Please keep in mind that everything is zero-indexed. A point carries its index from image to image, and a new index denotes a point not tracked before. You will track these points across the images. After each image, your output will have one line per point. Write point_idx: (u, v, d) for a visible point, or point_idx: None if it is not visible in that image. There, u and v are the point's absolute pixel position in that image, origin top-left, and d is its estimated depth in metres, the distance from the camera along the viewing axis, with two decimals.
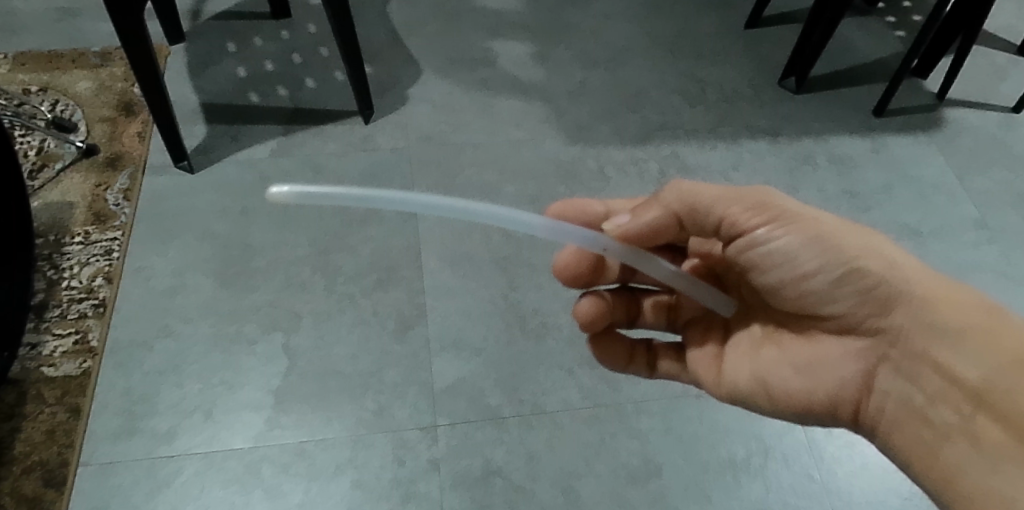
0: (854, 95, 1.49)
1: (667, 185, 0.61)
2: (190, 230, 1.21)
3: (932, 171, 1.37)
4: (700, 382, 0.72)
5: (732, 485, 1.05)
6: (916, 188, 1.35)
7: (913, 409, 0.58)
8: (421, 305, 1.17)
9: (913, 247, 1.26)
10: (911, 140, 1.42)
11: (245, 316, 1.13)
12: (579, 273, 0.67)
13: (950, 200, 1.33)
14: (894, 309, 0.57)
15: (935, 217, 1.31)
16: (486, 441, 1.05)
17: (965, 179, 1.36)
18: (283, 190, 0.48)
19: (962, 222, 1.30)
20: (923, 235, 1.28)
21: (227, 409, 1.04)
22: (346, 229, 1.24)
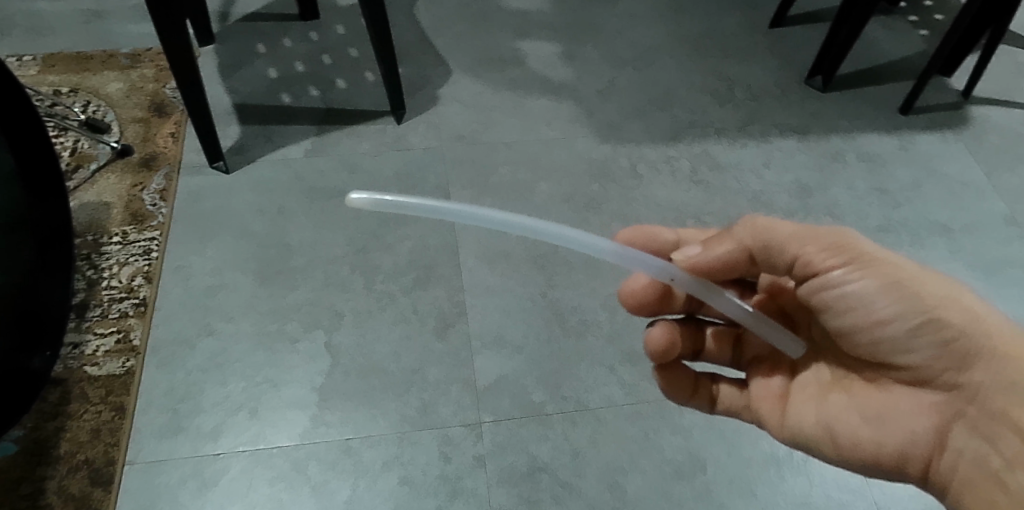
0: (881, 93, 1.50)
1: (741, 220, 0.63)
2: (228, 229, 1.22)
3: (961, 168, 1.38)
4: (762, 423, 0.71)
5: (776, 481, 1.04)
6: (946, 184, 1.35)
7: (988, 471, 0.57)
8: (461, 303, 1.16)
9: (947, 244, 1.26)
10: (939, 137, 1.43)
11: (287, 314, 1.13)
12: (646, 300, 0.68)
13: (980, 196, 1.34)
14: (972, 364, 0.58)
15: (967, 213, 1.31)
16: (531, 438, 1.04)
17: (994, 175, 1.37)
18: (365, 198, 0.51)
19: (994, 218, 1.31)
20: (956, 231, 1.29)
21: (272, 406, 1.04)
22: (382, 227, 1.23)
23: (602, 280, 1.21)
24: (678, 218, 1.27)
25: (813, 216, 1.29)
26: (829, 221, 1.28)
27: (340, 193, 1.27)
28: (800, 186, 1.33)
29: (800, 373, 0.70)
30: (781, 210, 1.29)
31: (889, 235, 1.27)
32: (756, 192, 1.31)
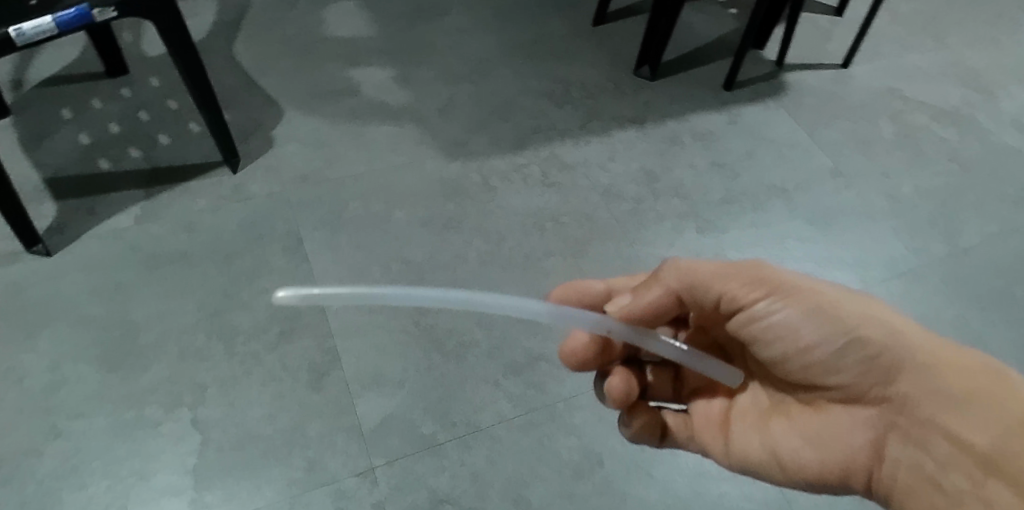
0: (703, 75, 1.60)
1: (665, 264, 0.66)
2: (60, 317, 1.10)
3: (784, 131, 1.51)
4: (708, 452, 0.74)
5: (670, 458, 1.09)
6: (773, 149, 1.47)
7: (924, 476, 0.60)
8: (332, 349, 1.11)
9: (784, 206, 1.38)
10: (761, 107, 1.55)
11: (143, 398, 1.03)
12: (586, 357, 0.69)
13: (805, 155, 1.47)
14: (898, 376, 0.60)
15: (796, 172, 1.44)
16: (428, 471, 1.02)
17: (814, 134, 1.51)
18: (287, 294, 0.54)
19: (819, 173, 1.44)
20: (789, 192, 1.40)
21: (142, 501, 0.95)
22: (235, 285, 1.16)
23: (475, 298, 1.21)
24: (537, 223, 1.30)
25: (662, 199, 1.37)
26: (677, 201, 1.37)
27: (183, 256, 1.18)
28: (645, 173, 1.40)
29: (739, 397, 0.74)
30: (631, 199, 1.36)
31: (733, 205, 1.37)
32: (606, 186, 1.37)
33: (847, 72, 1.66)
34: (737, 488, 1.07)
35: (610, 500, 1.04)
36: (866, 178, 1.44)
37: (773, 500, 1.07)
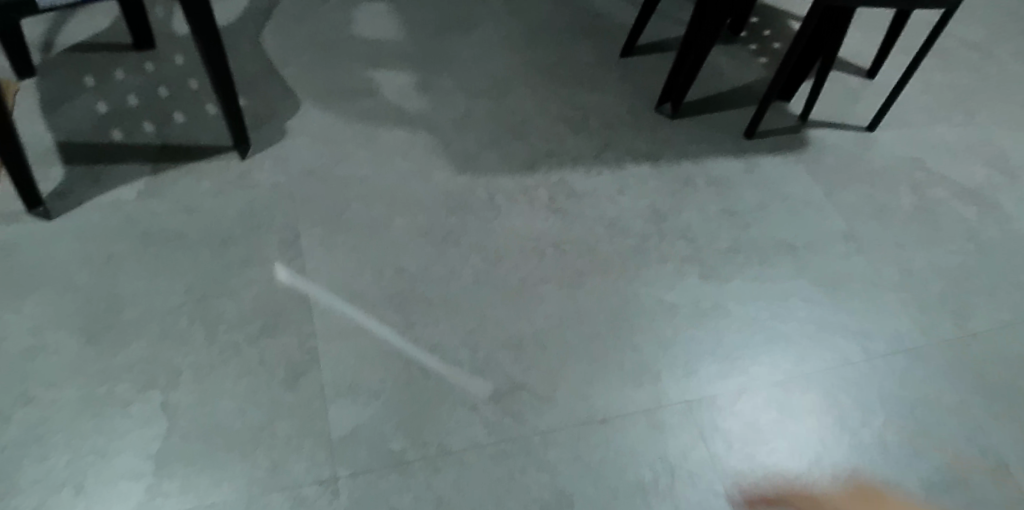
0: (723, 120, 1.63)
1: None
2: (48, 282, 1.10)
3: (799, 188, 1.55)
4: None
5: (643, 509, 1.08)
6: (786, 205, 1.52)
7: None
8: (313, 350, 1.10)
9: (791, 260, 1.44)
10: (780, 160, 1.59)
11: (117, 375, 1.02)
12: None
13: (820, 214, 1.51)
14: None
15: (805, 231, 1.49)
16: (391, 489, 1.00)
17: (830, 194, 1.55)
18: None
19: (831, 235, 1.48)
20: (798, 248, 1.46)
21: (100, 481, 0.94)
22: (225, 272, 1.15)
23: (463, 316, 1.20)
24: (537, 248, 1.33)
25: (667, 239, 1.42)
26: (681, 244, 1.42)
27: (179, 236, 1.18)
28: (653, 213, 1.46)
29: None
30: (637, 236, 1.41)
31: (739, 255, 1.43)
32: (612, 219, 1.42)
33: (872, 136, 1.67)
34: None
35: None
36: (873, 249, 1.47)
37: None
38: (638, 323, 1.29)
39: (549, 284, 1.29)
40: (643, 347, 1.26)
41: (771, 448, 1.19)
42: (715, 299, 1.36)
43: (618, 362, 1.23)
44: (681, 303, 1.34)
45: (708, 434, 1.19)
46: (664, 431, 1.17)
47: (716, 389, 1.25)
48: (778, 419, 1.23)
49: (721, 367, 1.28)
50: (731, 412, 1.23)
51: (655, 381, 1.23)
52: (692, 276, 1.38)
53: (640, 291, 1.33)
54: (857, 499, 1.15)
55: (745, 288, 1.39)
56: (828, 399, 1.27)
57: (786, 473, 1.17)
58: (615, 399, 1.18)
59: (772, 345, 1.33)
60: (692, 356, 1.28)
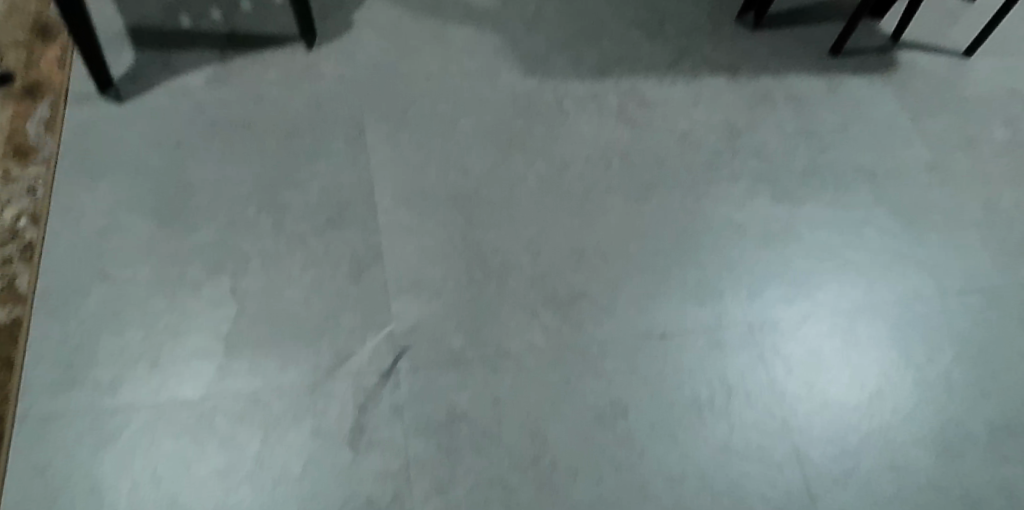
0: (807, 34, 1.53)
1: None
2: (121, 165, 1.11)
3: (886, 112, 1.46)
4: None
5: (697, 424, 1.08)
6: (870, 128, 1.43)
7: None
8: (376, 245, 1.10)
9: (870, 189, 1.36)
10: (866, 82, 1.49)
11: (188, 258, 1.04)
12: None
13: (904, 143, 1.42)
14: None
15: (887, 158, 1.40)
16: (450, 385, 1.02)
17: (918, 121, 1.45)
18: None
19: (914, 164, 1.40)
20: (878, 176, 1.38)
21: (174, 357, 0.98)
22: (291, 164, 1.14)
23: (527, 221, 1.17)
24: (605, 156, 1.28)
25: (740, 157, 1.36)
26: (756, 163, 1.35)
27: (246, 126, 1.17)
28: (728, 127, 1.38)
29: None
30: (709, 151, 1.34)
31: (814, 178, 1.36)
32: (684, 132, 1.35)
33: (969, 62, 1.55)
34: (761, 472, 1.06)
35: (626, 452, 1.03)
36: (960, 183, 1.38)
37: (796, 492, 1.05)
38: (704, 241, 1.24)
39: (615, 195, 1.24)
40: (707, 265, 1.22)
41: (832, 376, 1.16)
42: (785, 222, 1.30)
43: (682, 279, 1.20)
44: (750, 224, 1.28)
45: (768, 358, 1.16)
46: (724, 351, 1.15)
47: (780, 314, 1.21)
48: (841, 349, 1.19)
49: (787, 292, 1.23)
50: (794, 337, 1.19)
51: (718, 301, 1.19)
52: (763, 196, 1.32)
53: (709, 209, 1.28)
54: (919, 434, 1.12)
55: (818, 213, 1.32)
56: (895, 333, 1.22)
57: (847, 403, 1.14)
58: (676, 315, 1.16)
59: (841, 273, 1.27)
60: (759, 277, 1.24)
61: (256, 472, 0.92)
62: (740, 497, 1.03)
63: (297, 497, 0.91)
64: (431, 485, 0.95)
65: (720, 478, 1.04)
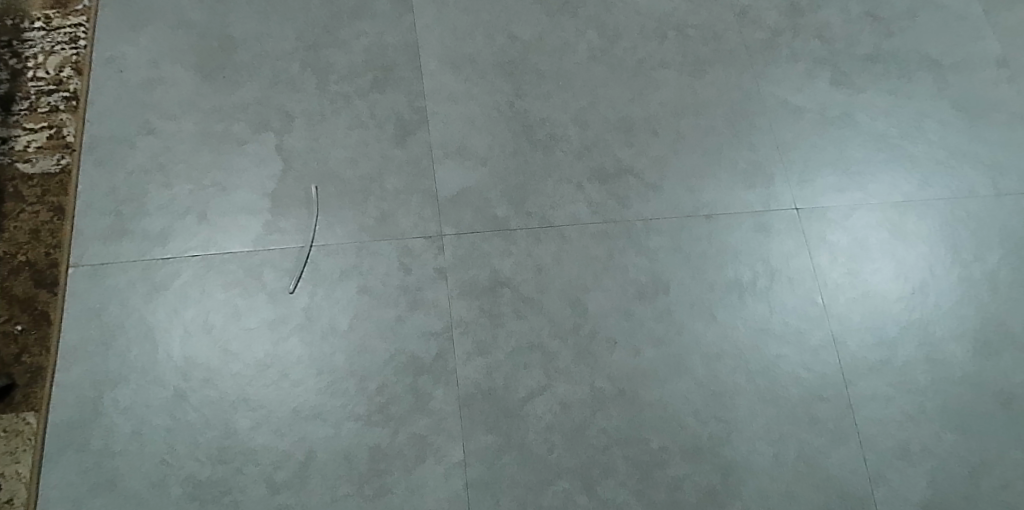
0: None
1: None
2: (162, 17, 1.08)
3: (959, 0, 1.34)
4: None
5: (737, 305, 1.08)
6: (941, 15, 1.33)
7: None
8: (421, 110, 1.07)
9: (933, 80, 1.28)
10: None
11: (233, 114, 1.03)
12: None
13: (975, 33, 1.31)
14: None
15: (958, 46, 1.30)
16: (494, 252, 1.02)
17: (991, 14, 1.33)
18: None
19: (983, 59, 1.29)
20: (943, 67, 1.29)
21: (221, 211, 0.98)
22: (334, 21, 1.10)
23: (575, 92, 1.13)
24: (659, 29, 1.21)
25: (801, 37, 1.27)
26: (818, 44, 1.27)
27: None
28: (791, 6, 1.30)
29: None
30: (769, 30, 1.26)
31: (877, 65, 1.28)
32: (745, 7, 1.27)
33: None
34: (797, 355, 1.07)
35: (664, 328, 1.04)
36: None
37: (830, 377, 1.06)
38: (758, 123, 1.19)
39: (668, 70, 1.18)
40: (759, 148, 1.18)
41: (876, 267, 1.14)
42: (844, 108, 1.24)
43: (732, 160, 1.16)
44: (807, 108, 1.22)
45: (814, 245, 1.14)
46: (769, 235, 1.13)
47: (829, 202, 1.17)
48: (889, 241, 1.16)
49: (839, 180, 1.19)
50: (841, 226, 1.16)
51: (767, 185, 1.16)
52: (823, 80, 1.25)
53: (765, 90, 1.22)
54: (960, 328, 1.11)
55: (879, 100, 1.25)
56: (946, 227, 1.18)
57: (889, 294, 1.12)
58: (724, 196, 1.13)
59: (898, 164, 1.21)
60: (812, 163, 1.19)
61: (305, 325, 0.95)
62: (773, 377, 1.05)
63: (344, 350, 0.94)
64: (473, 347, 0.97)
65: (756, 358, 1.05)
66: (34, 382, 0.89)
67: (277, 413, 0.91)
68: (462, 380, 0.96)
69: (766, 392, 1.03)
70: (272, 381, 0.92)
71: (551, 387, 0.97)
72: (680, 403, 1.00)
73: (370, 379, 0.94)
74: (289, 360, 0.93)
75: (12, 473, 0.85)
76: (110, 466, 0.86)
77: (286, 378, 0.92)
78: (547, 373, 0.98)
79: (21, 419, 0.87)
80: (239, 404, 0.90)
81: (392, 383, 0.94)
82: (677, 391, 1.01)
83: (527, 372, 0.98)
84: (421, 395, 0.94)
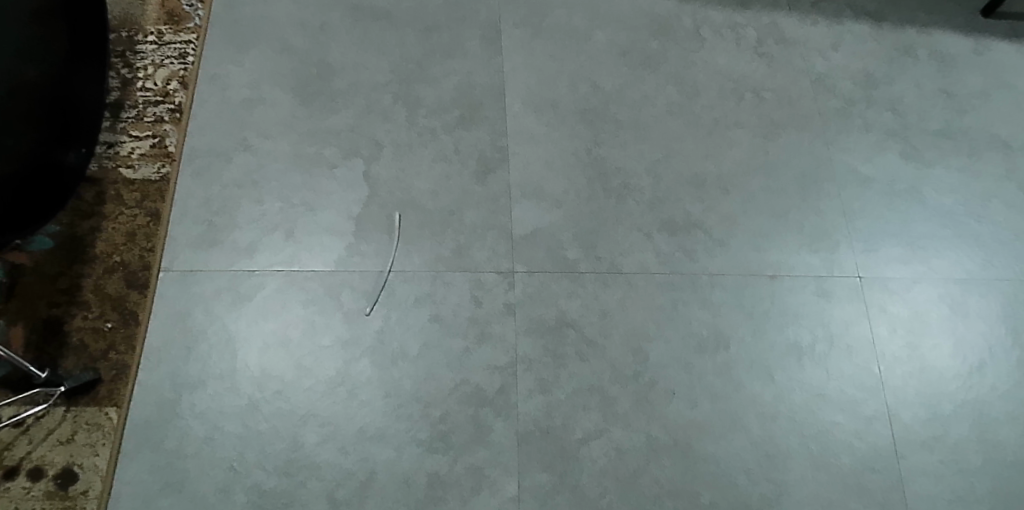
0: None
1: None
2: (266, 41, 1.14)
3: None
4: None
5: (795, 368, 1.08)
6: (1013, 98, 1.34)
7: None
8: (504, 149, 1.12)
9: (1003, 160, 1.29)
10: (1014, 50, 1.39)
11: (326, 138, 1.08)
12: None
13: None
14: None
15: None
16: (562, 293, 1.04)
17: None
18: None
19: None
20: (1014, 149, 1.30)
21: (307, 230, 1.02)
22: (428, 58, 1.16)
23: (651, 144, 1.17)
24: (737, 90, 1.25)
25: (874, 108, 1.30)
26: (890, 116, 1.29)
27: (386, 16, 1.19)
28: (866, 76, 1.32)
29: None
30: (842, 98, 1.29)
31: (947, 141, 1.29)
32: (820, 75, 1.30)
33: None
34: (851, 423, 1.07)
35: (722, 383, 1.05)
36: None
37: (883, 448, 1.06)
38: (826, 188, 1.21)
39: (742, 129, 1.22)
40: (826, 213, 1.20)
41: (935, 343, 1.14)
42: (912, 181, 1.25)
43: (799, 223, 1.18)
44: (876, 178, 1.24)
45: (874, 315, 1.14)
46: (830, 300, 1.14)
47: (891, 272, 1.18)
48: (949, 318, 1.16)
49: (902, 252, 1.20)
50: (902, 298, 1.16)
51: (831, 250, 1.17)
52: (893, 152, 1.27)
53: (835, 157, 1.24)
54: (1014, 412, 1.10)
55: (947, 176, 1.26)
56: (1007, 309, 1.17)
57: (947, 371, 1.12)
58: (790, 258, 1.15)
59: (962, 242, 1.22)
60: (877, 233, 1.20)
61: (377, 348, 0.97)
62: (826, 443, 1.05)
63: (412, 376, 0.97)
64: (535, 384, 0.99)
65: (810, 422, 1.05)
66: (118, 379, 0.91)
67: (343, 431, 0.93)
68: (523, 416, 0.97)
69: (818, 458, 1.03)
70: (341, 399, 0.94)
71: (608, 431, 0.98)
72: (733, 460, 1.01)
73: (434, 407, 0.96)
74: (359, 380, 0.96)
75: (90, 465, 0.87)
76: (181, 467, 0.88)
77: (354, 398, 0.95)
78: (605, 417, 0.99)
79: (103, 413, 0.90)
80: (308, 419, 0.93)
81: (455, 412, 0.96)
82: (731, 448, 1.01)
83: (586, 415, 0.98)
84: (481, 428, 0.95)
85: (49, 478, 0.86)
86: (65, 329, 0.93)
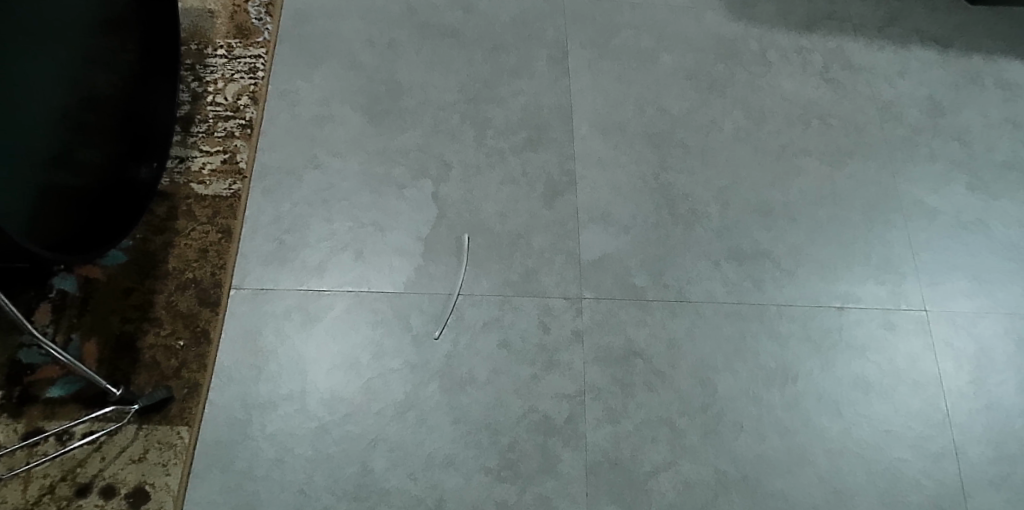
0: None
1: None
2: (336, 56, 1.14)
3: None
4: None
5: (862, 403, 1.06)
6: None
7: None
8: (571, 172, 1.11)
9: None
10: None
11: (395, 158, 1.07)
12: None
13: None
14: None
15: None
16: (630, 320, 1.03)
17: None
18: None
19: None
20: None
21: (377, 250, 1.02)
22: (495, 78, 1.16)
23: (718, 170, 1.15)
24: (803, 116, 1.24)
25: (940, 137, 1.27)
26: (956, 145, 1.27)
27: (454, 34, 1.19)
28: (932, 104, 1.30)
29: None
30: (909, 126, 1.27)
31: (1015, 173, 1.26)
32: (887, 101, 1.29)
33: None
34: (918, 460, 1.04)
35: (791, 417, 1.03)
36: None
37: (951, 487, 1.03)
38: (893, 218, 1.19)
39: (810, 156, 1.20)
40: (893, 244, 1.17)
41: (1001, 381, 1.10)
42: (978, 213, 1.22)
43: (866, 253, 1.16)
44: (943, 210, 1.21)
45: (940, 350, 1.11)
46: (896, 334, 1.11)
47: (957, 306, 1.14)
48: (1015, 355, 1.12)
49: (968, 285, 1.16)
50: (969, 332, 1.13)
51: (898, 282, 1.15)
52: (960, 183, 1.24)
53: (902, 187, 1.22)
54: None
55: (1016, 208, 1.23)
56: None
57: (1014, 410, 1.09)
58: (857, 290, 1.13)
59: None
60: (942, 266, 1.17)
61: (445, 372, 0.96)
62: (894, 481, 1.02)
63: (481, 402, 0.96)
64: (604, 413, 0.98)
65: (878, 459, 1.03)
66: (189, 398, 0.91)
67: (412, 457, 0.92)
68: (592, 446, 0.96)
69: (887, 496, 1.01)
70: (410, 424, 0.93)
71: (677, 464, 0.96)
72: (803, 497, 0.98)
73: (503, 434, 0.94)
74: (428, 405, 0.94)
75: (161, 485, 0.86)
76: (251, 489, 0.87)
77: (423, 423, 0.93)
78: (673, 450, 0.97)
79: (174, 433, 0.89)
80: (377, 443, 0.92)
81: (523, 440, 0.94)
82: (799, 484, 0.99)
83: (654, 447, 0.97)
84: (550, 457, 0.94)
85: (122, 497, 0.85)
86: (138, 345, 0.92)
